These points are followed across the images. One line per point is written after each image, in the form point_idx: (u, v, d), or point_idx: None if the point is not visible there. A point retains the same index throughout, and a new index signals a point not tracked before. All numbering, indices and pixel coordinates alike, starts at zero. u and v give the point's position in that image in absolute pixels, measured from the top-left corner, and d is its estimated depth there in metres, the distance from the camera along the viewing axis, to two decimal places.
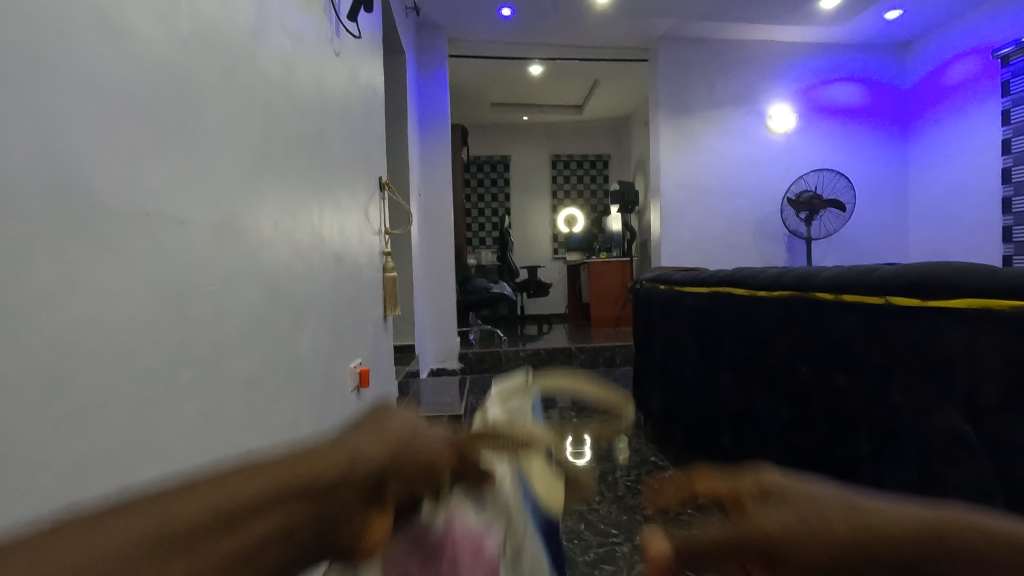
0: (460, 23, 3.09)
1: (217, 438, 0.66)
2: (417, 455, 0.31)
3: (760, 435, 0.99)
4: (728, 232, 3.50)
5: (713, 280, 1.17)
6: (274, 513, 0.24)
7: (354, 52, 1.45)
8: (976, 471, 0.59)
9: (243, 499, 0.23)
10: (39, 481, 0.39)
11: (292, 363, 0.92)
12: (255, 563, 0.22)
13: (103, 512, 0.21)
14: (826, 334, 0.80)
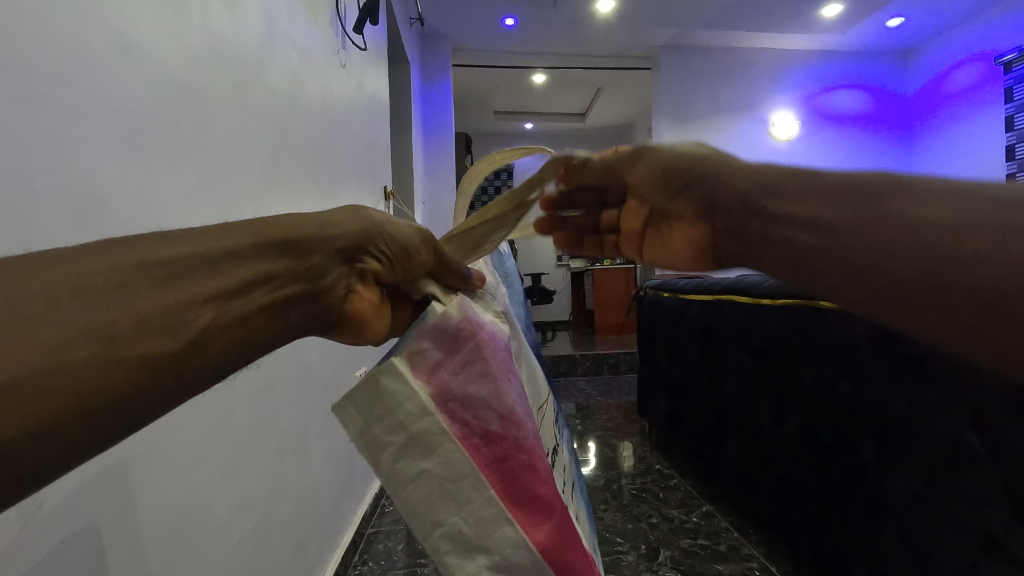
0: (463, 33, 3.12)
1: (226, 446, 0.67)
2: (388, 234, 0.33)
3: (765, 442, 0.99)
4: None
5: (717, 288, 1.17)
6: (244, 265, 0.26)
7: (361, 64, 1.47)
8: (983, 480, 0.59)
9: (216, 250, 0.25)
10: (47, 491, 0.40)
11: (298, 372, 0.93)
12: (236, 302, 0.25)
13: (74, 250, 0.22)
14: (831, 342, 0.80)
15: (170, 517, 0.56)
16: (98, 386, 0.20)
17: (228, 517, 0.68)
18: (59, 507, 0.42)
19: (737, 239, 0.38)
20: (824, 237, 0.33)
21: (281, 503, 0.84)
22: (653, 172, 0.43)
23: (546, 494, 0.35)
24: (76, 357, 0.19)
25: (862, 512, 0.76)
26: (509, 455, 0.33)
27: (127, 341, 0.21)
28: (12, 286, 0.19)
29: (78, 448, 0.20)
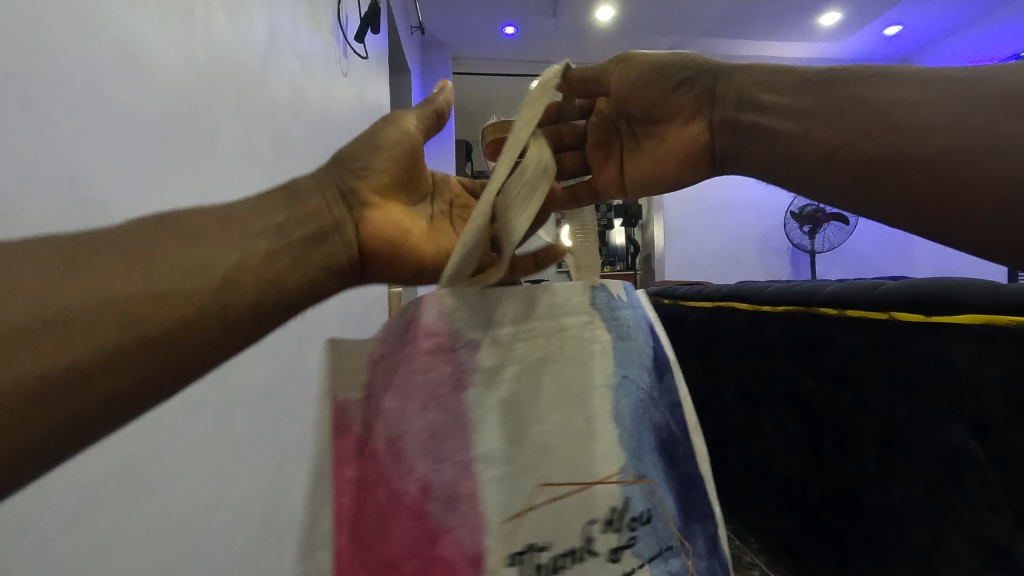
0: (464, 41, 3.14)
1: (227, 454, 0.68)
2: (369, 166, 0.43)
3: (765, 449, 0.99)
4: (731, 246, 3.51)
5: (717, 294, 1.18)
6: (250, 239, 0.34)
7: (362, 73, 1.48)
8: (985, 488, 0.59)
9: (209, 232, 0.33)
10: (46, 498, 0.41)
11: (299, 379, 0.93)
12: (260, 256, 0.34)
13: (77, 241, 0.29)
14: (831, 349, 0.80)
15: (172, 526, 0.56)
16: (114, 352, 0.27)
17: (229, 524, 0.68)
18: (65, 514, 0.43)
19: (731, 126, 0.53)
20: (804, 121, 0.49)
21: (282, 511, 0.84)
22: (650, 70, 0.56)
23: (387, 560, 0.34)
24: (100, 313, 0.27)
25: (864, 520, 0.76)
26: (370, 486, 0.34)
27: (136, 319, 0.28)
28: (60, 272, 0.27)
29: (94, 413, 0.26)
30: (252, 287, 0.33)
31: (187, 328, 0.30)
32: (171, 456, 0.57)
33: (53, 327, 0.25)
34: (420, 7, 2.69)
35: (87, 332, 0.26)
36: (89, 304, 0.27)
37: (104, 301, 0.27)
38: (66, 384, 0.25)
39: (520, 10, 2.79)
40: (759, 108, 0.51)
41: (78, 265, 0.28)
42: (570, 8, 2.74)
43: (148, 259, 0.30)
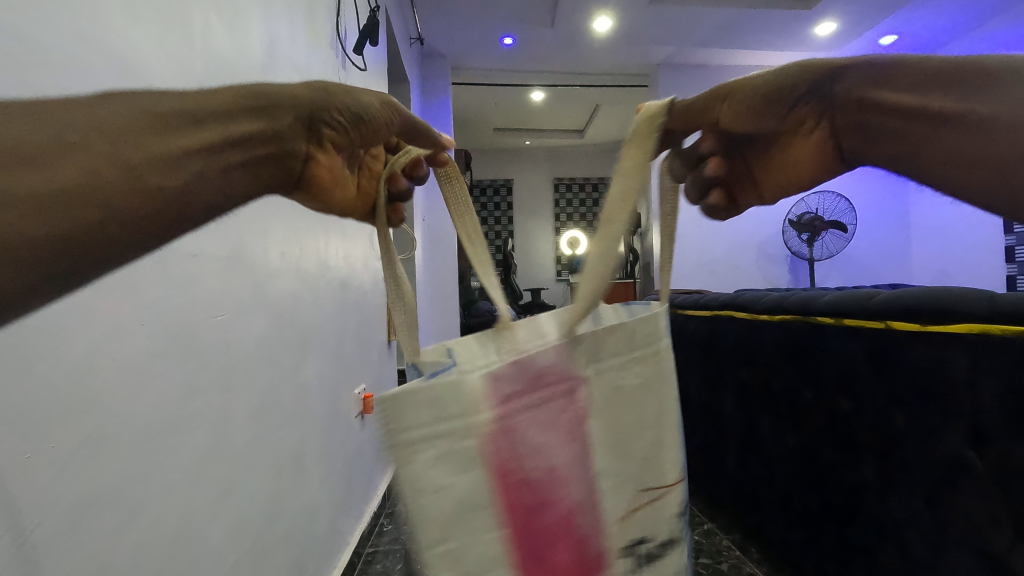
0: (462, 52, 3.17)
1: (225, 466, 0.68)
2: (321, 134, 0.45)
3: (763, 458, 0.98)
4: (730, 254, 3.52)
5: (714, 303, 1.17)
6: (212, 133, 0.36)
7: (361, 85, 1.50)
8: (984, 497, 0.59)
9: (183, 121, 0.35)
10: (48, 512, 0.42)
11: (296, 390, 0.93)
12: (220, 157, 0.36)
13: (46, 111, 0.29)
14: (828, 359, 0.80)
15: (169, 539, 0.56)
16: (47, 211, 0.27)
17: (227, 536, 0.68)
18: (66, 526, 0.43)
19: (861, 126, 0.43)
20: (966, 114, 0.39)
21: (279, 523, 0.83)
22: (751, 94, 0.45)
23: (562, 562, 0.39)
24: (92, 188, 0.29)
25: (863, 530, 0.75)
26: (534, 508, 0.38)
27: (122, 196, 0.30)
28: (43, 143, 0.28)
29: (29, 276, 0.27)
30: (190, 172, 0.34)
31: (126, 198, 0.30)
32: (170, 468, 0.57)
33: (62, 195, 0.27)
34: (419, 19, 2.72)
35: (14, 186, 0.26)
36: (69, 181, 0.28)
37: (47, 163, 0.27)
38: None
39: (518, 21, 2.82)
40: (892, 108, 0.41)
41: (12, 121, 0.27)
42: (568, 19, 2.77)
43: (129, 141, 0.31)
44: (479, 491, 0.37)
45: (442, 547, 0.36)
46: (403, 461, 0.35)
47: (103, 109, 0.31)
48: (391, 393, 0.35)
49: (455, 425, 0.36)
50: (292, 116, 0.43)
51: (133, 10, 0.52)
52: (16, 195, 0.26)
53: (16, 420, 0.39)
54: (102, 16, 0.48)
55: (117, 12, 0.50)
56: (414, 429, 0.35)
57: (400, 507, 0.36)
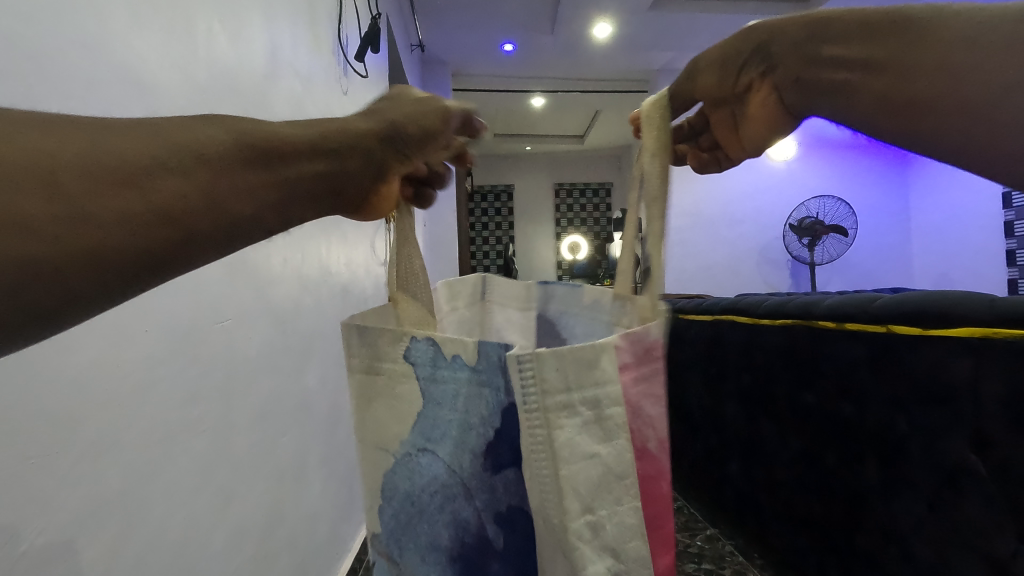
0: (463, 58, 3.18)
1: (227, 473, 0.68)
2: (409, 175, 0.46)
3: (766, 463, 0.98)
4: (731, 259, 3.52)
5: (716, 307, 1.17)
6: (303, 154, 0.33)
7: (361, 90, 1.50)
8: (986, 501, 0.59)
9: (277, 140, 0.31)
10: (50, 519, 0.42)
11: (298, 396, 0.93)
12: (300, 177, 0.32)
13: (135, 128, 0.26)
14: (829, 363, 0.80)
15: (171, 547, 0.56)
16: (137, 229, 0.24)
17: (230, 543, 0.68)
18: (71, 532, 0.44)
19: (802, 84, 0.43)
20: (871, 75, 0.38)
21: (280, 530, 0.83)
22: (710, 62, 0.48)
23: (670, 533, 0.42)
24: (176, 205, 0.26)
25: (867, 535, 0.75)
26: (655, 478, 0.41)
27: (207, 217, 0.27)
28: (140, 156, 0.25)
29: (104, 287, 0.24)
30: (275, 200, 0.31)
31: (212, 219, 0.27)
32: (173, 475, 0.57)
33: (153, 219, 0.25)
34: (419, 25, 2.74)
35: (111, 204, 0.24)
36: (161, 205, 0.25)
37: (145, 181, 0.25)
38: (79, 248, 0.23)
39: (518, 28, 2.83)
40: (833, 64, 0.40)
41: (113, 134, 0.25)
42: (569, 26, 2.78)
43: (216, 160, 0.28)
44: (623, 462, 0.39)
45: (588, 517, 0.38)
46: (553, 425, 0.38)
47: (212, 127, 0.29)
48: (540, 354, 0.38)
49: (598, 393, 0.39)
50: (364, 144, 0.38)
51: (137, 18, 0.52)
52: (110, 211, 0.24)
53: (17, 428, 0.39)
54: (104, 24, 0.48)
55: (122, 22, 0.50)
56: (557, 395, 0.38)
57: (548, 471, 0.38)
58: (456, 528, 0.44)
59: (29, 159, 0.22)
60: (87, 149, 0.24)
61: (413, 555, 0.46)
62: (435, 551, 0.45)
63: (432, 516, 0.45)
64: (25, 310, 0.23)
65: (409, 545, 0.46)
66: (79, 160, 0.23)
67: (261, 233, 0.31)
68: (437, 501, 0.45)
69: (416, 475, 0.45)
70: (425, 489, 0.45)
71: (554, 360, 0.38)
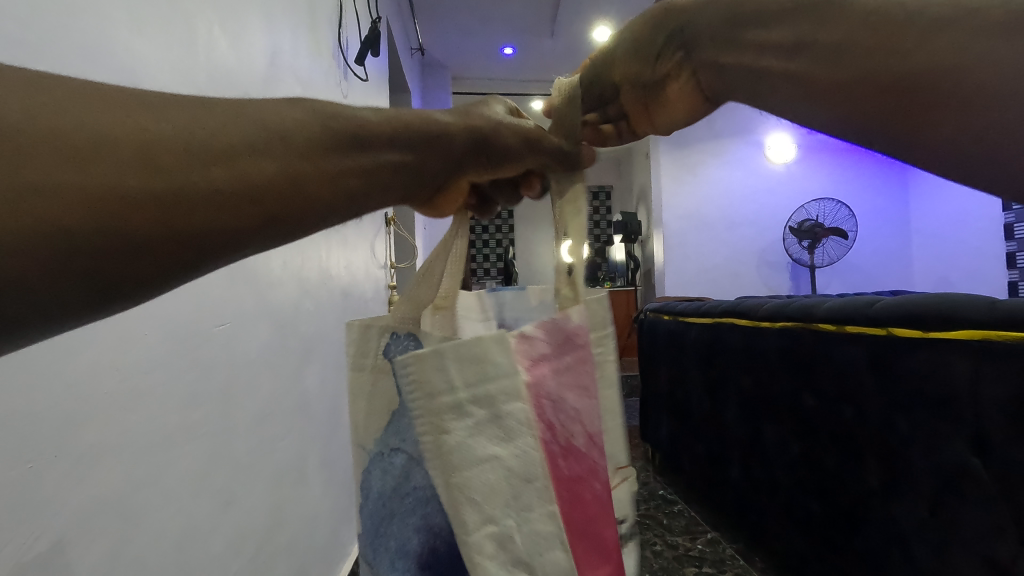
0: (464, 61, 3.19)
1: (226, 476, 0.68)
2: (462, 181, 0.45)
3: (767, 466, 0.98)
4: (729, 262, 3.54)
5: (716, 311, 1.17)
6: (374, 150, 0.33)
7: (362, 94, 1.51)
8: (986, 505, 0.59)
9: (352, 134, 0.31)
10: (50, 522, 0.42)
11: (298, 399, 0.93)
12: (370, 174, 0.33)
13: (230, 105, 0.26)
14: (829, 366, 0.80)
15: (170, 549, 0.56)
16: (225, 205, 0.25)
17: (229, 547, 0.68)
18: (72, 535, 0.44)
19: (717, 67, 0.40)
20: (819, 61, 0.32)
21: (279, 535, 0.82)
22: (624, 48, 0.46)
23: (609, 539, 0.42)
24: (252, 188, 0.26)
25: (868, 538, 0.75)
26: (581, 478, 0.41)
27: (273, 204, 0.27)
28: (233, 136, 0.25)
29: (189, 260, 0.24)
30: (352, 185, 0.31)
31: (289, 201, 0.27)
32: (174, 478, 0.57)
33: (231, 200, 0.25)
34: (420, 29, 2.75)
35: (196, 182, 0.24)
36: (238, 188, 0.25)
37: (232, 162, 0.25)
38: (172, 222, 0.23)
39: (518, 31, 2.84)
40: (754, 47, 0.36)
41: (210, 110, 0.25)
42: (569, 29, 2.79)
43: (297, 150, 0.28)
44: (531, 463, 0.37)
45: (491, 529, 0.36)
46: (440, 430, 0.36)
47: (302, 116, 0.29)
48: (417, 354, 0.36)
49: (494, 387, 0.37)
50: (437, 136, 0.39)
51: (137, 21, 0.53)
52: (204, 188, 0.24)
53: (17, 431, 0.39)
54: (105, 28, 0.48)
55: (122, 25, 0.50)
56: (441, 396, 0.36)
57: (440, 480, 0.36)
58: (425, 534, 0.43)
59: (129, 128, 0.23)
60: (183, 122, 0.24)
61: (384, 563, 0.45)
62: (403, 557, 0.44)
63: (401, 519, 0.44)
64: (94, 279, 0.22)
65: (381, 549, 0.45)
66: (171, 133, 0.24)
67: (331, 220, 0.31)
68: (404, 504, 0.44)
69: (390, 474, 0.45)
70: (393, 490, 0.45)
71: (436, 358, 0.36)
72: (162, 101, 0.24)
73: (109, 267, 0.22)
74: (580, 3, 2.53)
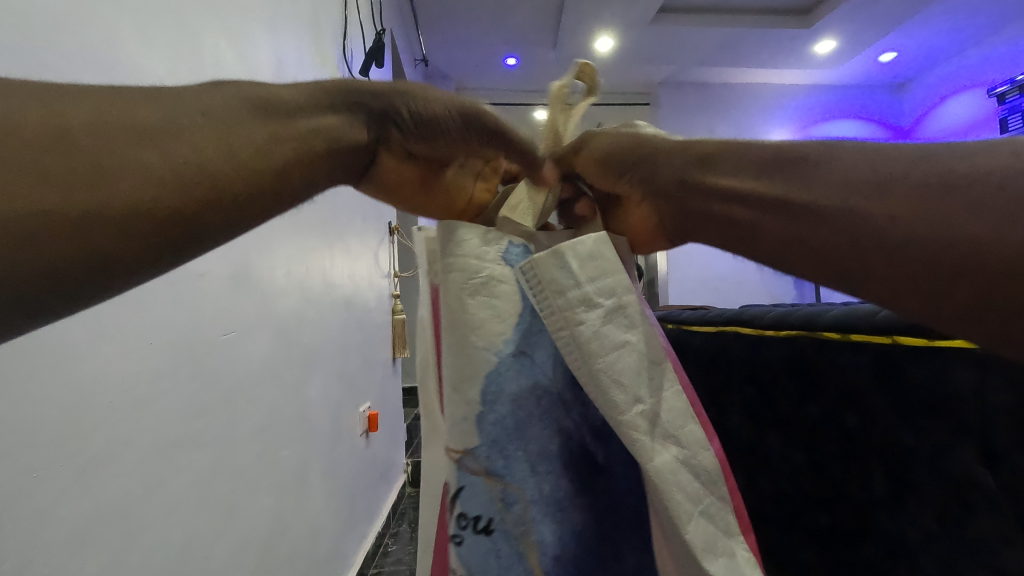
0: (468, 72, 3.23)
1: (228, 485, 0.67)
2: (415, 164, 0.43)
3: (772, 477, 0.97)
4: (732, 273, 3.56)
5: (718, 318, 1.16)
6: (309, 121, 0.34)
7: None
8: (995, 516, 0.58)
9: (276, 103, 0.33)
10: (55, 532, 0.42)
11: (301, 407, 0.93)
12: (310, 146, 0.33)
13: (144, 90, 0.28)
14: (835, 375, 0.79)
15: (172, 558, 0.56)
16: (152, 177, 0.26)
17: (232, 556, 0.68)
18: (74, 543, 0.44)
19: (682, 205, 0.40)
20: (773, 206, 0.35)
21: (281, 544, 0.82)
22: (600, 149, 0.47)
23: (705, 420, 0.43)
24: (177, 165, 0.27)
25: (874, 550, 0.74)
26: (676, 367, 0.42)
27: (211, 180, 0.28)
28: (150, 120, 0.27)
29: (126, 239, 0.25)
30: (294, 148, 0.32)
31: (224, 181, 0.28)
32: (177, 488, 0.57)
33: (160, 177, 0.26)
34: (423, 40, 2.78)
35: (117, 164, 0.25)
36: (167, 165, 0.27)
37: (155, 143, 0.27)
38: (100, 201, 0.24)
39: (522, 43, 2.88)
40: (720, 194, 0.38)
41: (130, 96, 0.27)
42: (571, 40, 2.82)
43: (221, 129, 0.29)
44: (653, 345, 0.40)
45: (641, 407, 0.38)
46: (574, 323, 0.39)
47: (221, 96, 0.31)
48: (539, 258, 0.40)
49: (613, 284, 0.41)
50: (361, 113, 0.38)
51: (143, 34, 0.53)
52: (115, 167, 0.25)
53: (23, 440, 0.39)
54: (112, 42, 0.49)
55: (128, 36, 0.51)
56: (568, 292, 0.40)
57: (581, 367, 0.39)
58: (562, 436, 0.41)
59: (45, 125, 0.24)
60: (96, 110, 0.26)
61: (520, 471, 0.39)
62: (547, 460, 0.40)
63: (538, 420, 0.40)
64: (47, 274, 0.24)
65: (518, 453, 0.39)
66: (81, 120, 0.25)
67: (277, 201, 0.32)
68: (546, 408, 0.41)
69: (522, 376, 0.40)
70: (530, 392, 0.41)
71: (558, 258, 0.40)
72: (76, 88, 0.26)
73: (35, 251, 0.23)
74: (583, 15, 2.56)
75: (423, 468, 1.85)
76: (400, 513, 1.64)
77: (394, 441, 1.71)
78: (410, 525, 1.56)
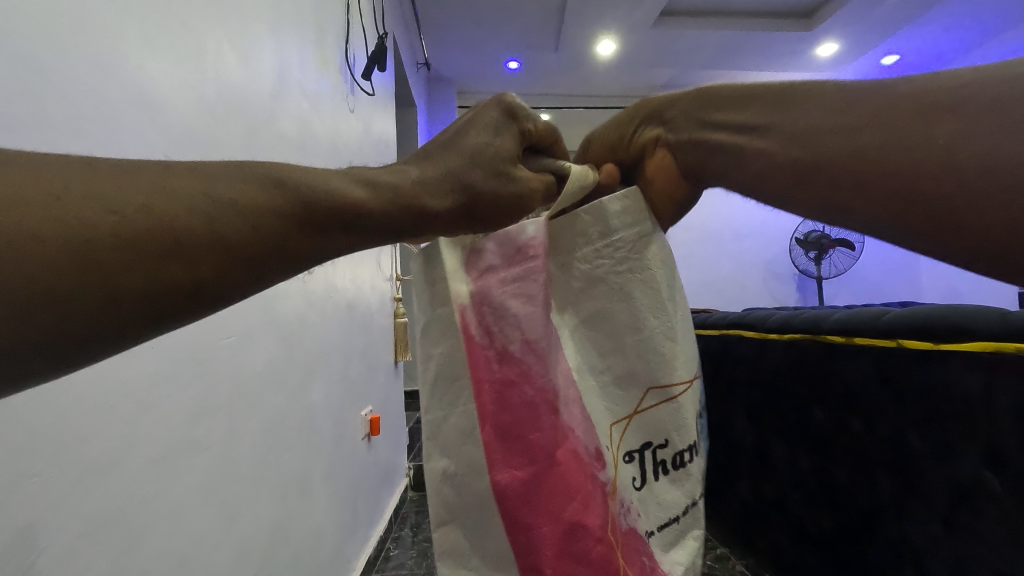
0: (470, 76, 3.24)
1: (230, 490, 0.67)
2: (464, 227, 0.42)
3: (777, 482, 0.96)
4: (735, 276, 3.56)
5: (721, 322, 1.16)
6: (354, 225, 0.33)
7: (369, 108, 1.52)
8: (1003, 521, 0.57)
9: (327, 209, 0.32)
10: (57, 537, 0.42)
11: (304, 412, 0.93)
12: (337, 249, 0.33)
13: (194, 187, 0.27)
14: (840, 378, 0.78)
15: (174, 563, 0.56)
16: (164, 294, 0.25)
17: (234, 561, 0.67)
18: (75, 548, 0.43)
19: (715, 126, 0.42)
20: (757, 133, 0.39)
21: (283, 548, 0.82)
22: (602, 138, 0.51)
23: (537, 444, 0.42)
24: (194, 283, 0.26)
25: (881, 555, 0.73)
26: (514, 383, 0.43)
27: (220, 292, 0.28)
28: (191, 231, 0.26)
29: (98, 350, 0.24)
30: (315, 248, 0.31)
31: (232, 288, 0.28)
32: (179, 492, 0.57)
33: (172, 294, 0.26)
34: (425, 44, 2.79)
35: (136, 280, 0.24)
36: (187, 284, 0.26)
37: (184, 257, 0.26)
38: (102, 320, 0.24)
39: (524, 47, 2.88)
40: (719, 126, 0.42)
41: (173, 194, 0.26)
42: (573, 44, 2.83)
43: (253, 242, 0.28)
44: (456, 363, 0.44)
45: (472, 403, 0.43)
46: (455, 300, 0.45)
47: (270, 194, 0.29)
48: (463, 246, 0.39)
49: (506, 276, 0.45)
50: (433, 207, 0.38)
51: (146, 38, 0.53)
52: (133, 282, 0.24)
53: (25, 445, 0.39)
54: (115, 46, 0.49)
55: (130, 40, 0.51)
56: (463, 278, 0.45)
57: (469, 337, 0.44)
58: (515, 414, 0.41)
59: (80, 236, 0.23)
60: (137, 215, 0.24)
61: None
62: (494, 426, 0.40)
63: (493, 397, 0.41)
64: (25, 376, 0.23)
65: None
66: (119, 228, 0.24)
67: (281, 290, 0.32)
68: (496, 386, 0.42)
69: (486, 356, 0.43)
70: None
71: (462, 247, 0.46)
72: (112, 177, 0.25)
73: (19, 364, 0.22)
74: (585, 19, 2.57)
75: (425, 472, 1.84)
76: (402, 517, 1.63)
77: (396, 444, 1.71)
78: (412, 529, 1.55)
